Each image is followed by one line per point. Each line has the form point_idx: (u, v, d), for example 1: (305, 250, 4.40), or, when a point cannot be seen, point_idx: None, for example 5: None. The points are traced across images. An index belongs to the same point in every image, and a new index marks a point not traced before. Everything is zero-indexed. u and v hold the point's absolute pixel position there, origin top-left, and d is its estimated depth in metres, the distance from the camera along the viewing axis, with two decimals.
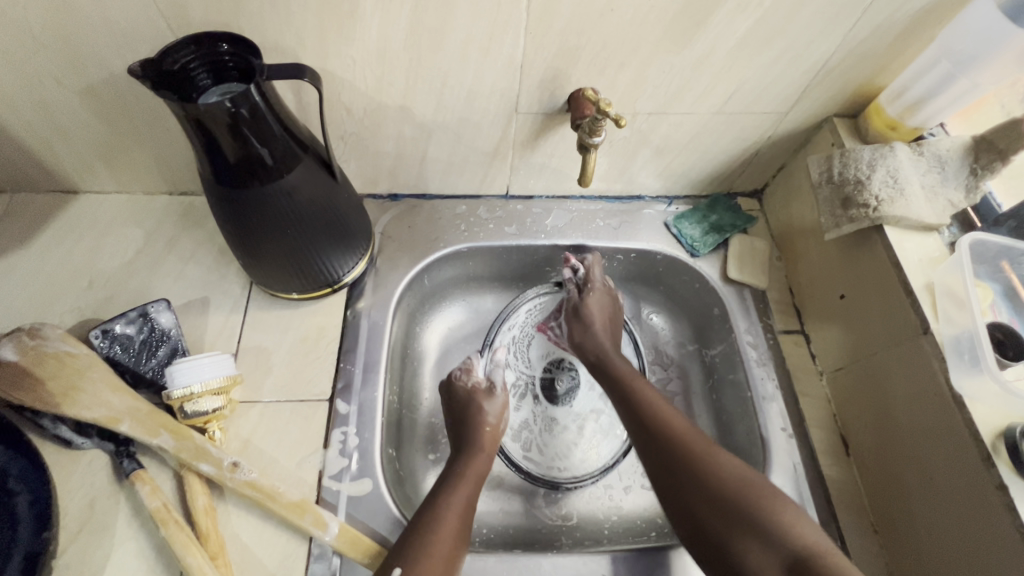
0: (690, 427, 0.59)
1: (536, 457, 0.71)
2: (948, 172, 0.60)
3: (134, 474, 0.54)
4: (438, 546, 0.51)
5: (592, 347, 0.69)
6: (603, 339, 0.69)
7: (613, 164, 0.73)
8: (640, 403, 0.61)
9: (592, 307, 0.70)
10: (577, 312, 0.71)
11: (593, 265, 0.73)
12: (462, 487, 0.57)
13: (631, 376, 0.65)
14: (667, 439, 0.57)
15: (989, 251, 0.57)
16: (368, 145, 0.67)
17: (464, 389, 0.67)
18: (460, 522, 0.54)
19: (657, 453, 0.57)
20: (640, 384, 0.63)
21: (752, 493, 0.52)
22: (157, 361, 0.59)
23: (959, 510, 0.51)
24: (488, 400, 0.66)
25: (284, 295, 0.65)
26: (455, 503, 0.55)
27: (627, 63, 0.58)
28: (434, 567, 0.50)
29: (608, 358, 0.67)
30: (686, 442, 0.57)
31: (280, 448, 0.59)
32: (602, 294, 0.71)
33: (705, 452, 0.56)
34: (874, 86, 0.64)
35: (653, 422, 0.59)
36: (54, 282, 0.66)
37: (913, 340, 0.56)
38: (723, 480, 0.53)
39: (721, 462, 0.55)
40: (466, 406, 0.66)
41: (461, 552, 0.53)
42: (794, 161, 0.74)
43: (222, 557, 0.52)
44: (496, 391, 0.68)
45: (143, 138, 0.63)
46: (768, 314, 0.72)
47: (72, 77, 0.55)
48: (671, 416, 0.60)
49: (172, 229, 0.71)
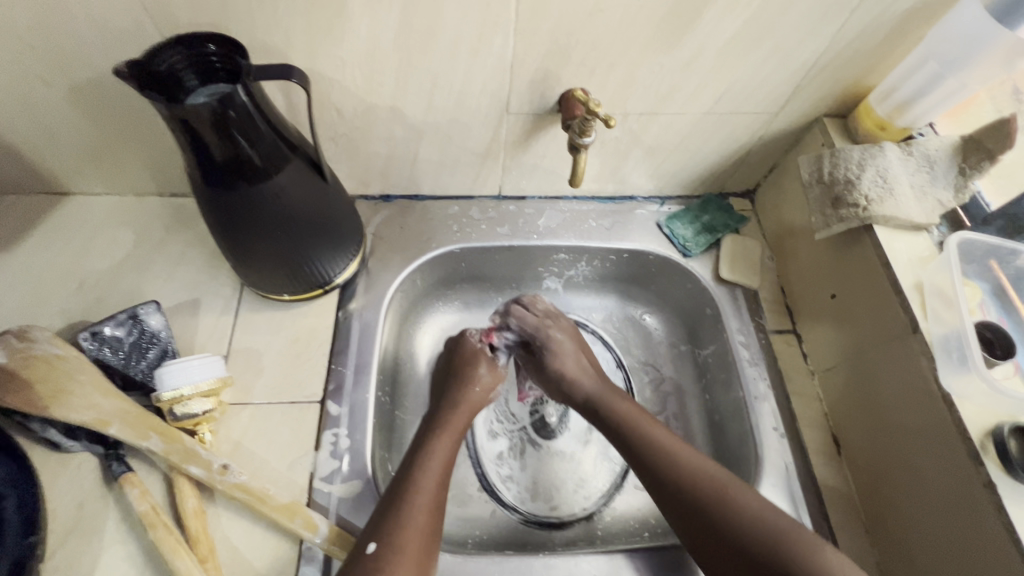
0: (710, 465, 0.55)
1: (563, 497, 0.69)
2: (937, 171, 0.60)
3: (123, 477, 0.54)
4: (422, 493, 0.52)
5: (580, 393, 0.65)
6: (579, 385, 0.65)
7: (604, 165, 0.73)
8: (651, 448, 0.57)
9: (547, 362, 0.68)
10: (540, 368, 0.69)
11: (523, 316, 0.70)
12: (446, 441, 0.59)
13: (634, 415, 0.61)
14: (686, 486, 0.54)
15: (977, 250, 0.58)
16: (359, 146, 0.67)
17: (469, 347, 0.70)
18: (444, 472, 0.56)
19: (677, 502, 0.54)
20: (647, 425, 0.60)
21: (790, 545, 0.49)
22: (147, 364, 0.59)
23: (953, 512, 0.50)
24: (485, 362, 0.69)
25: (275, 297, 0.65)
26: (432, 469, 0.55)
27: (617, 63, 0.59)
28: (420, 513, 0.51)
29: (601, 401, 0.64)
30: (708, 486, 0.53)
31: (271, 450, 0.59)
32: (557, 340, 0.69)
33: (730, 500, 0.52)
34: (864, 85, 0.65)
35: (664, 470, 0.56)
36: (44, 284, 0.65)
37: (903, 338, 0.56)
38: (755, 531, 0.50)
39: (751, 510, 0.51)
40: (461, 369, 0.68)
41: (439, 514, 0.53)
42: (786, 160, 0.74)
43: (212, 560, 0.51)
44: (497, 363, 0.70)
45: (132, 139, 0.63)
46: (760, 314, 0.73)
47: (60, 78, 0.54)
48: (687, 457, 0.56)
49: (162, 231, 0.71)
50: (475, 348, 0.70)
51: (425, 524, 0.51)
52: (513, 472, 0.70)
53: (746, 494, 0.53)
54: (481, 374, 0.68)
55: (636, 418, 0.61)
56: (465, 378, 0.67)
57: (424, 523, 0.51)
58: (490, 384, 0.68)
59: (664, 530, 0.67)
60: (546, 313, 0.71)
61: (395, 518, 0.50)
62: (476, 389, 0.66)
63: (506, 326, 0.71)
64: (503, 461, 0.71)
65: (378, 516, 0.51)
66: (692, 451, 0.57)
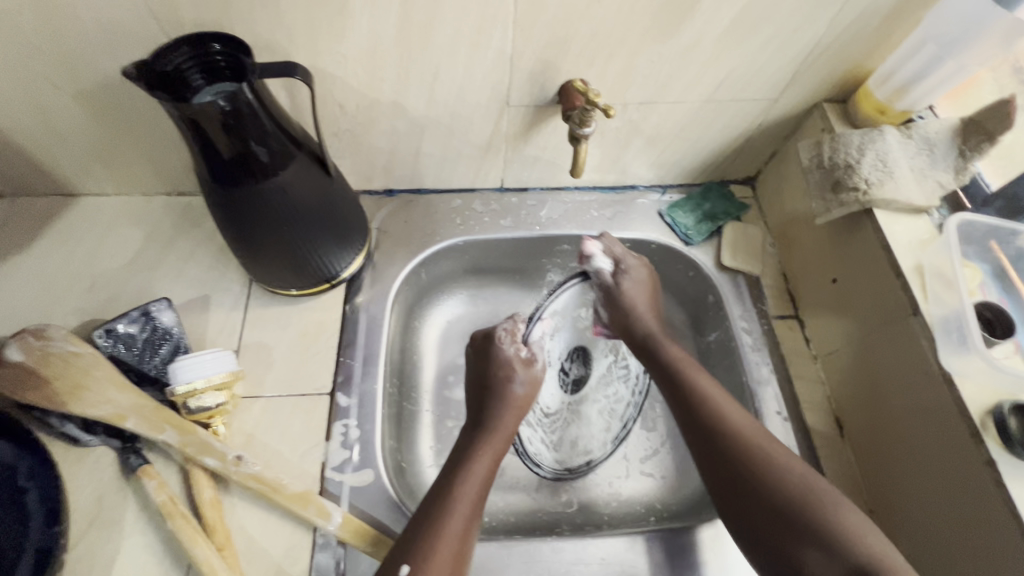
0: (748, 421, 0.56)
1: (606, 424, 0.71)
2: (936, 154, 0.61)
3: (141, 470, 0.55)
4: (453, 520, 0.51)
5: (640, 328, 0.66)
6: (643, 318, 0.66)
7: (605, 155, 0.74)
8: (693, 396, 0.58)
9: (630, 290, 0.67)
10: (614, 295, 0.67)
11: (612, 241, 0.70)
12: (482, 462, 0.58)
13: (685, 364, 0.62)
14: (721, 439, 0.55)
15: (977, 232, 0.58)
16: (362, 141, 0.67)
17: (503, 361, 0.64)
18: (478, 495, 0.55)
19: (709, 446, 0.55)
20: (692, 371, 0.61)
21: (807, 506, 0.49)
22: (160, 359, 0.60)
23: (960, 510, 0.51)
24: (522, 372, 0.64)
25: (284, 291, 0.66)
26: (466, 489, 0.54)
27: (616, 53, 0.59)
28: (451, 542, 0.50)
29: (657, 342, 0.65)
30: (744, 439, 0.54)
31: (284, 442, 0.60)
32: (636, 273, 0.69)
33: (763, 456, 0.53)
34: (862, 70, 0.65)
35: (704, 409, 0.57)
36: (58, 283, 0.67)
37: (902, 321, 0.57)
38: (781, 488, 0.51)
39: (782, 463, 0.52)
40: (493, 368, 0.65)
41: (472, 537, 0.52)
42: (785, 147, 0.75)
43: (230, 548, 0.53)
44: (535, 363, 0.66)
45: (138, 138, 0.63)
46: (762, 300, 0.73)
47: (68, 80, 0.55)
48: (731, 413, 0.56)
49: (170, 230, 0.72)
50: (510, 359, 0.64)
51: (455, 552, 0.50)
52: (581, 434, 0.71)
53: (777, 450, 0.54)
54: (517, 391, 0.64)
55: (686, 367, 0.61)
56: (500, 395, 0.63)
57: (453, 552, 0.50)
58: (525, 400, 0.64)
59: (671, 514, 0.68)
60: (629, 252, 0.70)
61: (423, 546, 0.49)
62: (513, 409, 0.63)
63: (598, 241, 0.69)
64: (561, 442, 0.71)
65: (404, 543, 0.50)
66: (735, 407, 0.57)
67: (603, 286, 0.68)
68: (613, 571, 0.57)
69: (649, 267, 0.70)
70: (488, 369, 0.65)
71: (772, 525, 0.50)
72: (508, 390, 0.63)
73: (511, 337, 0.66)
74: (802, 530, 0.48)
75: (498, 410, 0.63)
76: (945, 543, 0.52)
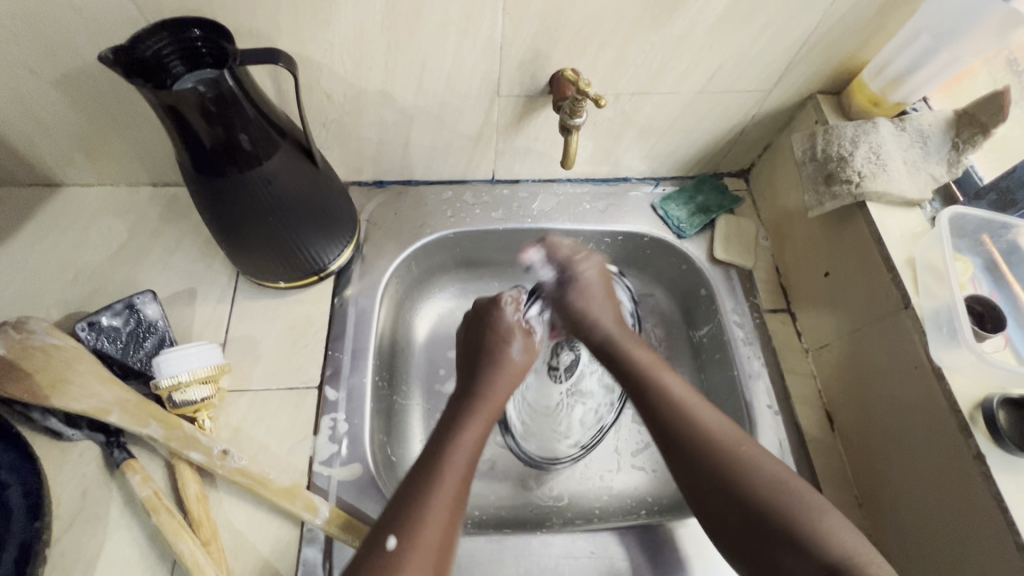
0: (721, 424, 0.54)
1: (606, 389, 0.71)
2: (930, 147, 0.60)
3: (125, 464, 0.54)
4: (441, 491, 0.51)
5: (599, 335, 0.65)
6: (602, 325, 0.65)
7: (597, 147, 0.73)
8: (663, 403, 0.57)
9: (581, 298, 0.67)
10: (564, 304, 0.68)
11: (555, 247, 0.70)
12: (473, 428, 0.57)
13: (653, 366, 0.60)
14: (695, 447, 0.53)
15: (969, 225, 0.58)
16: (350, 131, 0.66)
17: (505, 325, 0.66)
18: (467, 467, 0.54)
19: (682, 455, 0.54)
20: (662, 374, 0.59)
21: (787, 514, 0.48)
22: (145, 353, 0.59)
23: (947, 501, 0.51)
24: (520, 339, 0.66)
25: (272, 284, 0.65)
26: (455, 461, 0.54)
27: (608, 42, 0.58)
28: (439, 512, 0.49)
29: (620, 345, 0.63)
30: (719, 445, 0.53)
31: (271, 436, 0.59)
32: (591, 271, 0.68)
33: (740, 462, 0.51)
34: (857, 62, 0.64)
35: (675, 416, 0.55)
36: (41, 275, 0.66)
37: (894, 314, 0.56)
38: (760, 498, 0.49)
39: (759, 471, 0.51)
40: (493, 330, 0.66)
41: (461, 507, 0.51)
42: (779, 139, 0.74)
43: (216, 543, 0.52)
44: (533, 333, 0.68)
45: (121, 127, 0.62)
46: (754, 293, 0.73)
47: (47, 67, 0.54)
48: (703, 416, 0.55)
49: (156, 221, 0.71)
50: (511, 325, 0.66)
51: (444, 522, 0.49)
52: (585, 408, 0.70)
53: (756, 454, 0.52)
54: (514, 357, 0.65)
55: (653, 369, 0.60)
56: (499, 361, 0.64)
57: (442, 521, 0.49)
58: (521, 367, 0.65)
59: (662, 507, 0.68)
60: (574, 249, 0.70)
61: (410, 518, 0.49)
62: (509, 375, 0.64)
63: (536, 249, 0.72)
64: (570, 425, 0.70)
65: (392, 515, 0.49)
66: (708, 410, 0.56)
67: (552, 296, 0.69)
68: (601, 564, 0.57)
69: (602, 263, 0.70)
70: (488, 334, 0.66)
71: (753, 534, 0.49)
72: (504, 354, 0.64)
73: (515, 304, 0.68)
74: (782, 539, 0.47)
75: (491, 375, 0.63)
76: (932, 536, 0.52)
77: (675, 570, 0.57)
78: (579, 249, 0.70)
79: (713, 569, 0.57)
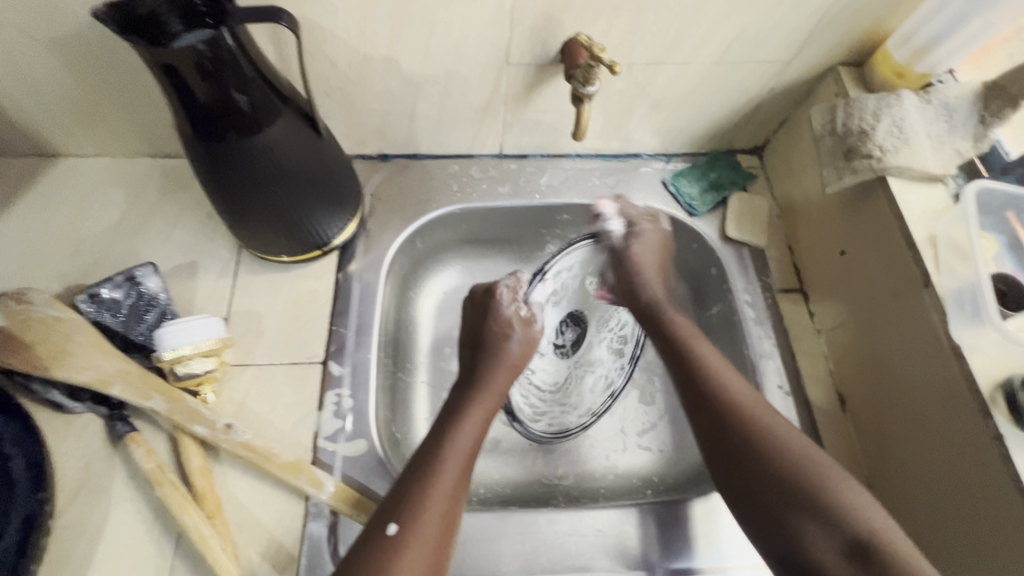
0: (750, 394, 0.54)
1: (612, 360, 0.70)
2: (956, 120, 0.58)
3: (128, 437, 0.54)
4: (442, 477, 0.50)
5: (646, 296, 0.64)
6: (651, 285, 0.65)
7: (608, 120, 0.71)
8: (695, 369, 0.57)
9: (638, 255, 0.66)
10: (622, 259, 0.66)
11: (628, 204, 0.69)
12: (473, 420, 0.56)
13: (689, 334, 0.60)
14: (723, 414, 0.53)
15: (995, 201, 0.56)
16: (355, 101, 0.64)
17: (503, 319, 0.63)
18: (468, 455, 0.54)
19: (709, 420, 0.54)
20: (697, 344, 0.59)
21: (809, 481, 0.48)
22: (147, 326, 0.58)
23: (962, 478, 0.50)
24: (519, 331, 0.63)
25: (274, 258, 0.64)
26: (458, 448, 0.53)
27: (623, 6, 0.56)
28: (439, 502, 0.49)
29: (660, 310, 0.63)
30: (745, 412, 0.53)
31: (275, 411, 0.59)
32: (647, 234, 0.67)
33: (766, 429, 0.51)
34: (881, 31, 0.61)
35: (705, 385, 0.55)
36: (40, 247, 0.64)
37: (913, 294, 0.55)
38: (783, 465, 0.49)
39: (784, 437, 0.51)
40: (489, 323, 0.63)
41: (463, 492, 0.51)
42: (796, 114, 0.72)
43: (220, 517, 0.52)
44: (534, 322, 0.65)
45: (118, 95, 0.60)
46: (767, 273, 0.71)
47: (39, 28, 0.52)
48: (732, 383, 0.55)
49: (156, 193, 0.69)
50: (509, 318, 0.63)
51: (445, 510, 0.49)
52: (594, 379, 0.70)
53: (784, 422, 0.52)
54: (513, 348, 0.63)
55: (690, 337, 0.60)
56: (497, 354, 0.62)
57: (443, 510, 0.49)
58: (520, 357, 0.63)
59: (668, 487, 0.67)
60: (647, 212, 0.69)
61: (412, 502, 0.48)
62: (507, 366, 0.62)
63: (613, 203, 0.69)
64: (582, 398, 0.70)
65: (392, 503, 0.49)
66: (737, 379, 0.55)
67: (612, 251, 0.67)
68: (608, 542, 0.57)
69: (665, 228, 0.68)
70: (485, 326, 0.64)
71: (771, 497, 0.49)
72: (502, 348, 0.62)
73: (513, 293, 0.65)
74: (798, 504, 0.48)
75: (489, 368, 0.61)
76: (947, 514, 0.51)
77: (681, 550, 0.56)
78: (652, 215, 0.68)
79: (720, 548, 0.56)
